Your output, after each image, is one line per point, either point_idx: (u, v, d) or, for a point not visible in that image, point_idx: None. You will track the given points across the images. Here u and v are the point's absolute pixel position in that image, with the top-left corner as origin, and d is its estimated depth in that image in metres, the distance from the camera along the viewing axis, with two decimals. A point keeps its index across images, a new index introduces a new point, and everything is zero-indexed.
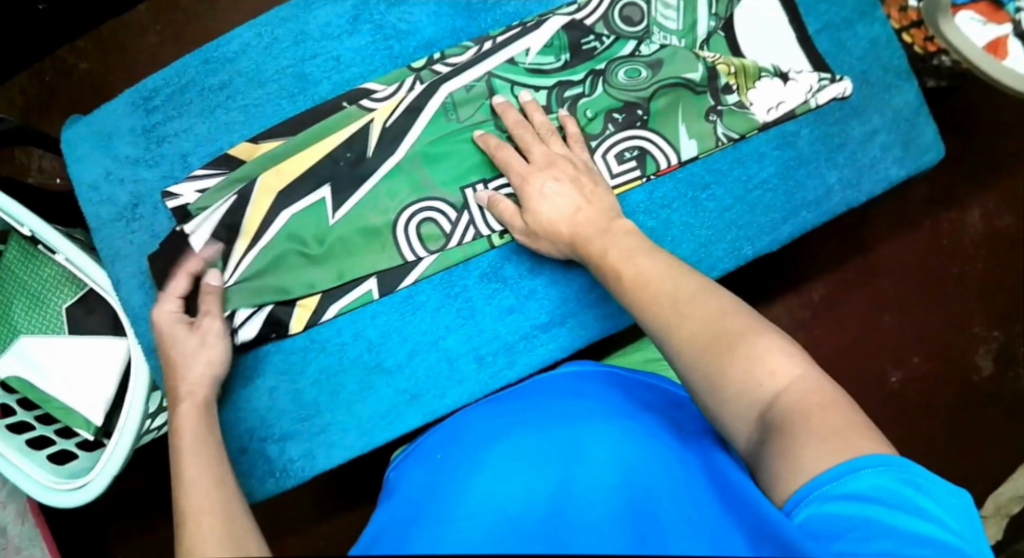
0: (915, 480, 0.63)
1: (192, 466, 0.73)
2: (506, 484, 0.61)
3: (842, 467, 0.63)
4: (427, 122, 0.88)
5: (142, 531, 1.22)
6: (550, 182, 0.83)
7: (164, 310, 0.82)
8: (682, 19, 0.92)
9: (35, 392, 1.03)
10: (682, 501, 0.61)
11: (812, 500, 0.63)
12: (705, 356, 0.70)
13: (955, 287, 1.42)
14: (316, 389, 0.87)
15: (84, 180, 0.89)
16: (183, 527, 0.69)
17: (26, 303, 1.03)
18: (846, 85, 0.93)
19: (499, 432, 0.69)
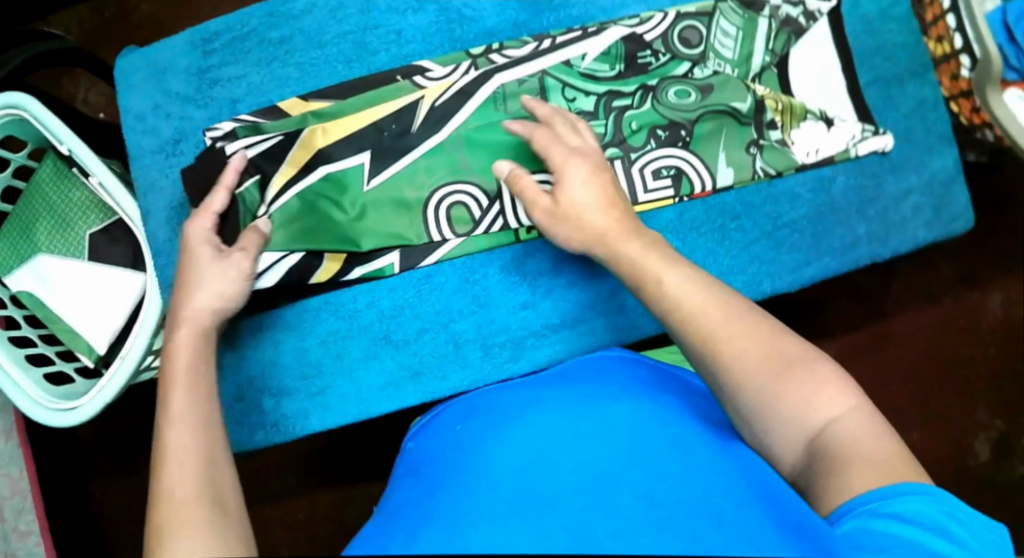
0: (957, 514, 0.65)
1: (180, 402, 0.72)
2: (521, 468, 0.64)
3: (889, 489, 0.65)
4: (475, 106, 0.89)
5: (122, 474, 1.22)
6: (586, 172, 0.83)
7: (199, 225, 0.82)
8: (738, 49, 0.93)
9: (43, 310, 1.03)
10: (690, 486, 0.63)
11: (857, 515, 0.65)
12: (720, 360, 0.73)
13: (964, 367, 1.42)
14: (320, 350, 0.88)
15: (132, 108, 0.91)
16: (160, 461, 0.68)
17: (52, 224, 1.04)
18: (887, 141, 0.94)
19: (510, 419, 0.72)
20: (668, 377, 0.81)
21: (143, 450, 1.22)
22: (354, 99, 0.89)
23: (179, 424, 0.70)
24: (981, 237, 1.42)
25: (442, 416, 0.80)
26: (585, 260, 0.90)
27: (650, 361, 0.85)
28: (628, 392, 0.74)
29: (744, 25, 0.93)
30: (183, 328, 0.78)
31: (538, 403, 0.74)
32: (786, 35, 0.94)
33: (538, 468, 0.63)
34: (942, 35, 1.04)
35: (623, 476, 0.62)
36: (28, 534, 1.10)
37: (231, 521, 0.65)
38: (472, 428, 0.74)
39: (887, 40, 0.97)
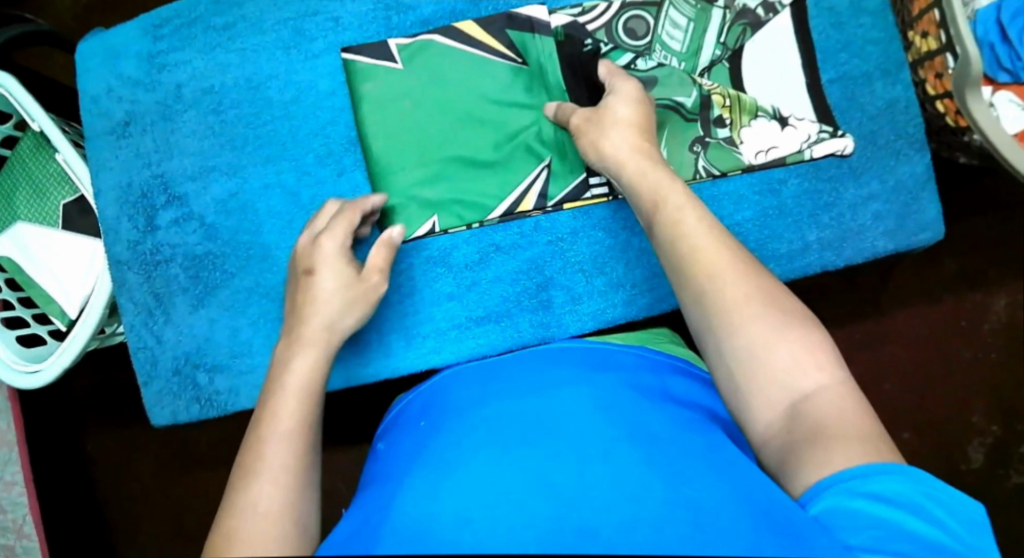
0: (933, 492, 0.61)
1: (275, 449, 0.65)
2: (478, 463, 0.61)
3: (870, 467, 0.60)
4: (493, 75, 0.89)
5: (112, 427, 1.29)
6: (636, 95, 0.83)
7: (334, 237, 0.81)
8: (687, 41, 0.89)
9: (19, 273, 1.10)
10: (648, 470, 0.60)
11: (836, 490, 0.60)
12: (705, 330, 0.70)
13: (963, 370, 1.36)
14: (253, 330, 0.91)
15: (88, 91, 0.94)
16: (244, 514, 0.62)
17: (30, 191, 1.10)
18: (846, 143, 0.89)
19: (471, 407, 0.69)
20: (634, 361, 0.78)
21: (126, 406, 1.29)
22: (403, 62, 0.90)
23: (292, 406, 0.69)
24: (990, 236, 1.35)
25: (413, 402, 0.77)
26: (517, 249, 0.88)
27: (610, 345, 0.81)
28: (580, 375, 0.72)
29: (695, 16, 0.89)
30: (320, 295, 0.79)
31: (494, 390, 0.71)
32: (740, 28, 0.90)
33: (496, 462, 0.61)
34: (929, 30, 0.98)
35: (586, 468, 0.60)
36: (12, 485, 1.17)
37: (309, 491, 0.64)
38: (433, 417, 0.71)
39: (856, 35, 0.92)
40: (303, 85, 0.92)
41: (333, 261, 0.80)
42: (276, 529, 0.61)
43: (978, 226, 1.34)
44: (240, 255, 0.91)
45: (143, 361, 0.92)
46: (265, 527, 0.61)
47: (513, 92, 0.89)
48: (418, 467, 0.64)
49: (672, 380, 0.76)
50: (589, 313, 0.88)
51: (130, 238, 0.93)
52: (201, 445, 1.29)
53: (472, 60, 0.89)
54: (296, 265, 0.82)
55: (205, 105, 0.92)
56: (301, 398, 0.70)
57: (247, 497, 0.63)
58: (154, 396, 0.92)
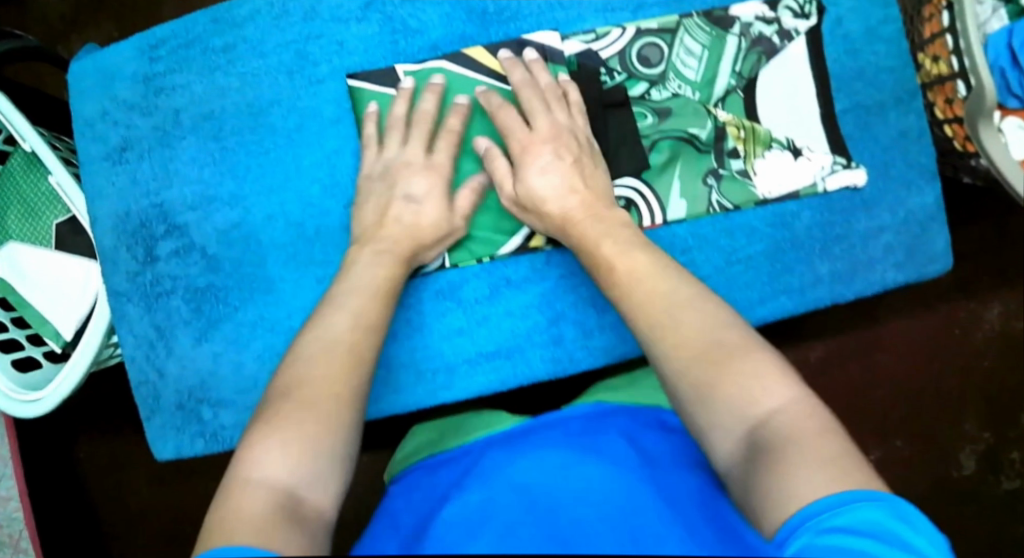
0: (907, 516, 0.58)
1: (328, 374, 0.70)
2: (509, 528, 0.57)
3: (833, 498, 0.59)
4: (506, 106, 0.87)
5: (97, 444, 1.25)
6: (551, 173, 0.82)
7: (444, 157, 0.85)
8: (702, 70, 0.88)
9: (13, 294, 1.07)
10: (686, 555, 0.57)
11: (806, 530, 0.58)
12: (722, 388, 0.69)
13: (956, 379, 1.33)
14: (257, 364, 0.89)
15: (82, 114, 0.91)
16: (297, 404, 0.68)
17: (21, 212, 1.07)
18: (859, 176, 0.89)
19: (489, 461, 0.65)
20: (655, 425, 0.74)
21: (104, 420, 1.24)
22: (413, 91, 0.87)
23: (335, 355, 0.72)
24: (987, 244, 1.34)
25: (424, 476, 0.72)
26: (529, 283, 0.87)
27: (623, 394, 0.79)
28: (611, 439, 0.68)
29: (710, 44, 0.87)
30: (344, 305, 0.77)
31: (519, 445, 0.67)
32: (755, 56, 0.88)
33: (527, 530, 0.56)
34: (939, 54, 0.98)
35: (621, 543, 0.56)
36: (7, 499, 1.16)
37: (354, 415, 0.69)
38: (450, 483, 0.67)
39: (870, 63, 0.91)
40: (307, 111, 0.89)
41: (436, 195, 0.84)
42: (320, 432, 0.66)
43: (974, 236, 1.33)
44: (243, 287, 0.89)
45: (146, 396, 0.90)
46: (310, 423, 0.66)
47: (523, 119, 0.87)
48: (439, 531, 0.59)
49: (683, 436, 0.74)
50: (601, 348, 0.87)
51: (130, 269, 0.90)
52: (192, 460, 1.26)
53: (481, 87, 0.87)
54: (391, 183, 0.84)
55: (204, 130, 0.89)
56: (343, 354, 0.72)
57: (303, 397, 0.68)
58: (157, 430, 0.90)
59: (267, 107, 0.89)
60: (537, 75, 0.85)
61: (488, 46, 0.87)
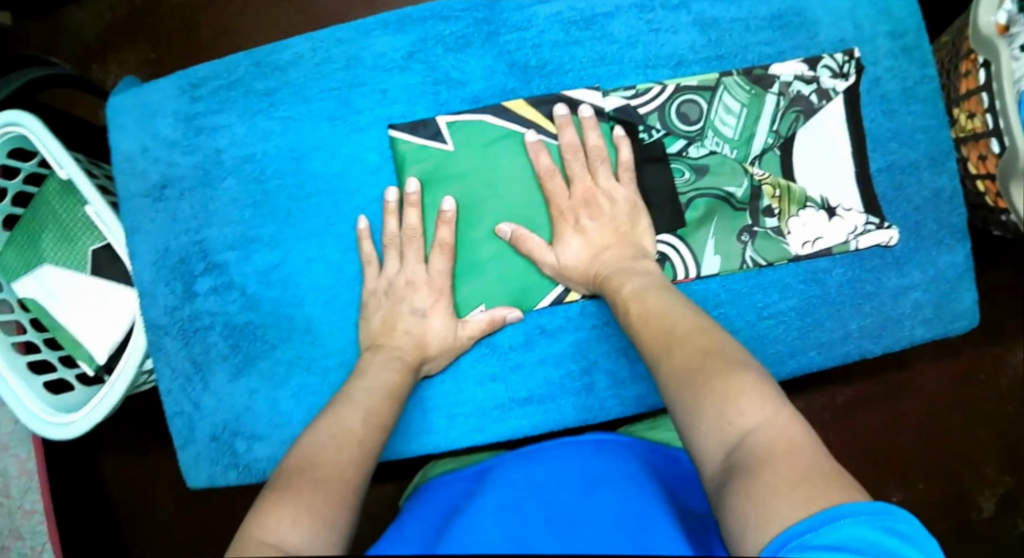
0: (890, 525, 0.61)
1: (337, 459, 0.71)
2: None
3: (816, 516, 0.60)
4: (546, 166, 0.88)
5: (127, 460, 1.27)
6: (584, 239, 0.86)
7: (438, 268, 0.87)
8: (740, 128, 0.89)
9: (46, 316, 1.09)
10: None
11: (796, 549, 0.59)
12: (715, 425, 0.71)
13: (979, 423, 1.32)
14: (293, 401, 0.90)
15: (122, 150, 0.92)
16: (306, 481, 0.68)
17: (56, 235, 1.09)
18: (891, 235, 0.90)
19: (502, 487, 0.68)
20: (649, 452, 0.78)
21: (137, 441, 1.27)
22: (457, 144, 0.88)
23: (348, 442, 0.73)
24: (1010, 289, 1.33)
25: (433, 492, 0.76)
26: (563, 333, 0.88)
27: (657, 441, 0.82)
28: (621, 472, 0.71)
29: (749, 102, 0.88)
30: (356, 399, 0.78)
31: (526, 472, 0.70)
32: (794, 115, 0.89)
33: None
34: (975, 110, 0.99)
35: None
36: (32, 513, 1.17)
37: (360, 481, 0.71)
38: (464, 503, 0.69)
39: (906, 123, 0.92)
40: (347, 157, 0.90)
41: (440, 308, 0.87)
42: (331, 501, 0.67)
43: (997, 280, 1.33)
44: (280, 327, 0.90)
45: (181, 427, 0.92)
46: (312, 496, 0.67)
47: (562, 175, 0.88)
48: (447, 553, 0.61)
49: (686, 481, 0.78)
50: (630, 400, 0.89)
51: (168, 303, 0.92)
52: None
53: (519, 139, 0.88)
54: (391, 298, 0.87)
55: (246, 172, 0.91)
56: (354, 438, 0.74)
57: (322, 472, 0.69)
58: (191, 460, 0.92)
59: (309, 151, 0.90)
60: (586, 132, 0.87)
61: (530, 99, 0.89)
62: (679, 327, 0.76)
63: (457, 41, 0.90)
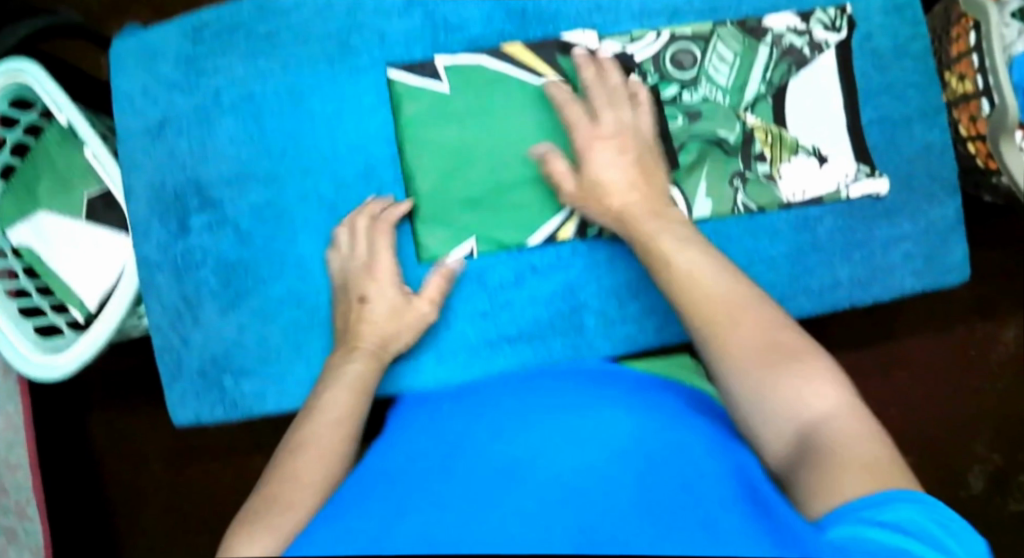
0: (946, 522, 0.60)
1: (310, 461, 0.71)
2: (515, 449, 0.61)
3: (877, 495, 0.60)
4: (542, 108, 0.89)
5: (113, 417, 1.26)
6: (611, 167, 0.84)
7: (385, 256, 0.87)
8: (733, 77, 0.90)
9: (40, 264, 1.09)
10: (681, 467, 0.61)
11: (851, 520, 0.59)
12: (750, 378, 0.71)
13: (972, 399, 1.31)
14: (281, 336, 0.92)
15: (123, 89, 0.92)
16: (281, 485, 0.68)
17: (53, 183, 1.08)
18: (882, 185, 0.91)
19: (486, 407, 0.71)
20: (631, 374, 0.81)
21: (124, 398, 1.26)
22: (454, 86, 0.90)
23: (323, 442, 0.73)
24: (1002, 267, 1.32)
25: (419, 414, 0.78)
26: (553, 272, 0.89)
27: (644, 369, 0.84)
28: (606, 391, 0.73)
29: (742, 52, 0.90)
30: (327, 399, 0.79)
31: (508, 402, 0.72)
32: (786, 66, 0.91)
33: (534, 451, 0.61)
34: (965, 73, 1.00)
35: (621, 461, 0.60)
36: (17, 468, 1.16)
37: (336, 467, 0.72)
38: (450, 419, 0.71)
39: (897, 78, 0.93)
40: (346, 99, 0.91)
41: (388, 294, 0.86)
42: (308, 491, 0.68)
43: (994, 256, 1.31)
44: (273, 263, 0.92)
45: (169, 362, 0.93)
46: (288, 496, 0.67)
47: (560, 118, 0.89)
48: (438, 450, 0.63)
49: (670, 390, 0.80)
50: (618, 339, 0.90)
51: (161, 240, 0.92)
52: (204, 437, 1.26)
53: (516, 82, 0.89)
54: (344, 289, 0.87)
55: (244, 112, 0.91)
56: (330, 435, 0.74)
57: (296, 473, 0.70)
58: (178, 396, 0.93)
59: (308, 92, 0.91)
60: (607, 75, 0.87)
61: (527, 43, 0.90)
62: (715, 288, 0.76)
63: None
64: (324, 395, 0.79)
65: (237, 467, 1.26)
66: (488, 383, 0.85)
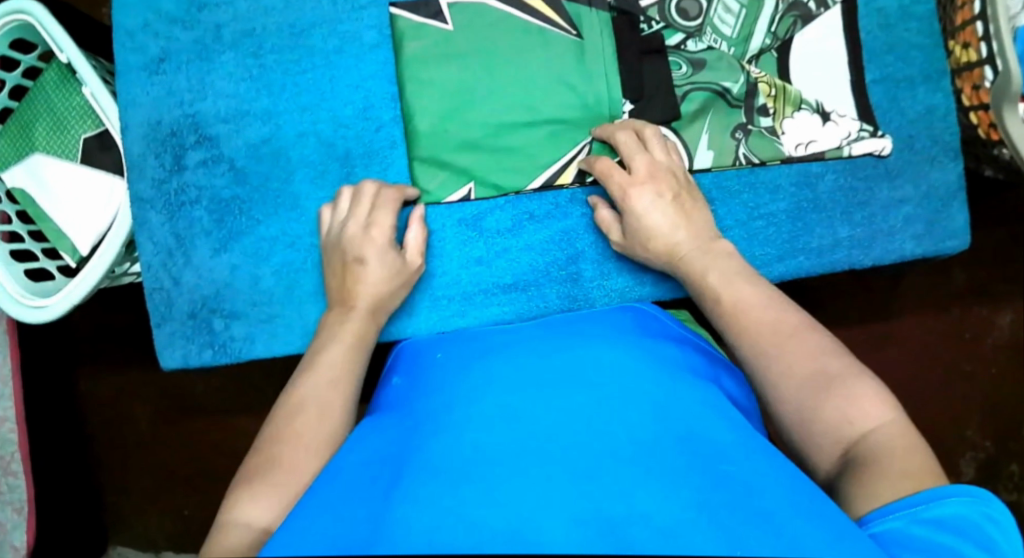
0: (992, 515, 0.59)
1: (307, 422, 0.71)
2: (506, 451, 0.62)
3: (927, 492, 0.61)
4: (547, 52, 0.88)
5: (93, 376, 1.22)
6: (652, 204, 0.83)
7: (382, 219, 0.85)
8: (738, 27, 0.90)
9: (34, 207, 1.04)
10: (677, 451, 0.63)
11: (897, 516, 0.60)
12: (793, 394, 0.70)
13: (966, 387, 1.29)
14: (274, 278, 0.90)
15: (124, 24, 0.91)
16: (278, 450, 0.69)
17: (49, 124, 1.04)
18: (884, 144, 0.90)
19: (482, 384, 0.71)
20: (630, 324, 0.82)
21: (106, 357, 1.22)
22: (457, 26, 0.89)
23: (324, 404, 0.74)
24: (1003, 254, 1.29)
25: (415, 375, 0.79)
26: (550, 220, 0.88)
27: (640, 309, 0.86)
28: (604, 360, 0.73)
29: (748, 4, 0.90)
30: (325, 355, 0.78)
31: (503, 377, 0.72)
32: (791, 19, 0.91)
33: (524, 456, 0.62)
34: (969, 41, 1.00)
35: (615, 463, 0.61)
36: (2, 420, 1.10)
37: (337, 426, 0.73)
38: (445, 392, 0.72)
39: (903, 39, 0.92)
40: (348, 38, 0.90)
41: (384, 255, 0.84)
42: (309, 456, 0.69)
43: (992, 241, 1.28)
44: (267, 203, 0.90)
45: (159, 303, 0.91)
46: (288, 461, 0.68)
47: (565, 62, 0.88)
48: (437, 438, 0.65)
49: (666, 340, 0.80)
50: (616, 291, 0.88)
51: (156, 176, 0.91)
52: (186, 398, 1.23)
53: (521, 25, 0.89)
54: (338, 250, 0.85)
55: (244, 48, 0.91)
56: (332, 395, 0.75)
57: (297, 431, 0.71)
58: (166, 338, 0.91)
59: (312, 28, 0.90)
60: (643, 135, 0.86)
61: None
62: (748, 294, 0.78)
63: None
64: (324, 350, 0.79)
65: (222, 428, 1.22)
66: (486, 331, 0.85)
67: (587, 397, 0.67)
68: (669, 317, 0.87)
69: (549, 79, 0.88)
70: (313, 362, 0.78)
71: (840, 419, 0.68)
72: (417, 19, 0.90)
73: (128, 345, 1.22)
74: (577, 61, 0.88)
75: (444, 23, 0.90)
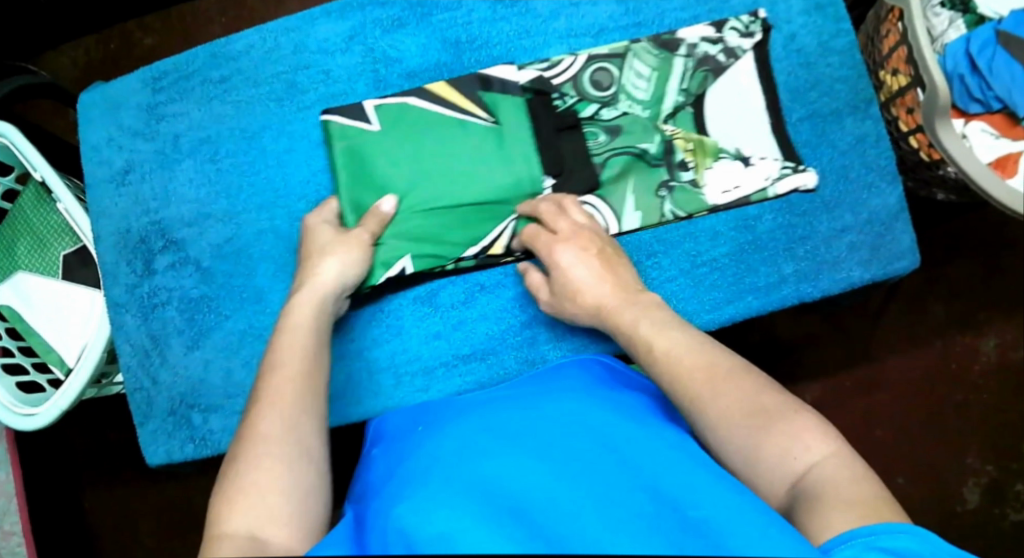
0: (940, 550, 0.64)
1: (268, 417, 0.71)
2: (477, 494, 0.65)
3: (880, 526, 0.65)
4: (471, 137, 0.93)
5: (92, 484, 1.25)
6: (577, 258, 0.87)
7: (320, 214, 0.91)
8: (651, 90, 0.95)
9: (21, 323, 1.09)
10: (635, 500, 0.66)
11: (855, 544, 0.64)
12: (730, 428, 0.74)
13: (958, 414, 1.28)
14: (245, 370, 0.94)
15: (89, 140, 0.97)
16: (248, 447, 0.70)
17: (31, 243, 1.09)
18: (810, 177, 0.93)
19: (452, 435, 0.74)
20: (587, 376, 0.85)
21: (105, 464, 1.25)
22: (382, 124, 0.93)
23: (283, 391, 0.73)
24: (975, 280, 1.29)
25: (388, 442, 0.81)
26: (501, 290, 0.93)
27: (591, 362, 0.88)
28: (566, 413, 0.76)
29: (658, 66, 0.95)
30: (285, 345, 0.78)
31: (471, 426, 0.74)
32: (703, 74, 0.95)
33: (493, 500, 0.64)
34: (897, 66, 1.04)
35: (579, 508, 0.64)
36: (10, 535, 1.12)
37: (299, 411, 0.73)
38: (417, 450, 0.74)
39: (825, 74, 0.96)
40: (295, 135, 0.96)
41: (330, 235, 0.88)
42: (275, 449, 0.69)
43: (964, 270, 1.29)
44: (234, 299, 0.95)
45: (140, 402, 0.95)
46: (255, 458, 0.69)
47: (486, 144, 0.93)
48: (409, 487, 0.67)
49: (625, 391, 0.83)
50: (572, 350, 0.92)
51: (128, 281, 0.96)
52: (185, 498, 1.24)
53: (442, 117, 0.93)
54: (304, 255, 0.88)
55: (201, 153, 0.96)
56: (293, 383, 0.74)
57: (257, 426, 0.71)
58: (149, 436, 0.94)
59: (262, 129, 0.96)
60: (566, 204, 0.91)
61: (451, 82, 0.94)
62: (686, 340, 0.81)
63: (394, 22, 0.96)
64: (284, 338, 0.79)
65: None
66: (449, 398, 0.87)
67: (551, 447, 0.70)
68: (628, 369, 0.89)
69: (474, 161, 0.92)
70: (274, 348, 0.78)
71: (778, 452, 0.72)
72: (343, 122, 0.94)
73: (125, 452, 1.25)
74: (498, 143, 0.93)
75: (369, 122, 0.93)
